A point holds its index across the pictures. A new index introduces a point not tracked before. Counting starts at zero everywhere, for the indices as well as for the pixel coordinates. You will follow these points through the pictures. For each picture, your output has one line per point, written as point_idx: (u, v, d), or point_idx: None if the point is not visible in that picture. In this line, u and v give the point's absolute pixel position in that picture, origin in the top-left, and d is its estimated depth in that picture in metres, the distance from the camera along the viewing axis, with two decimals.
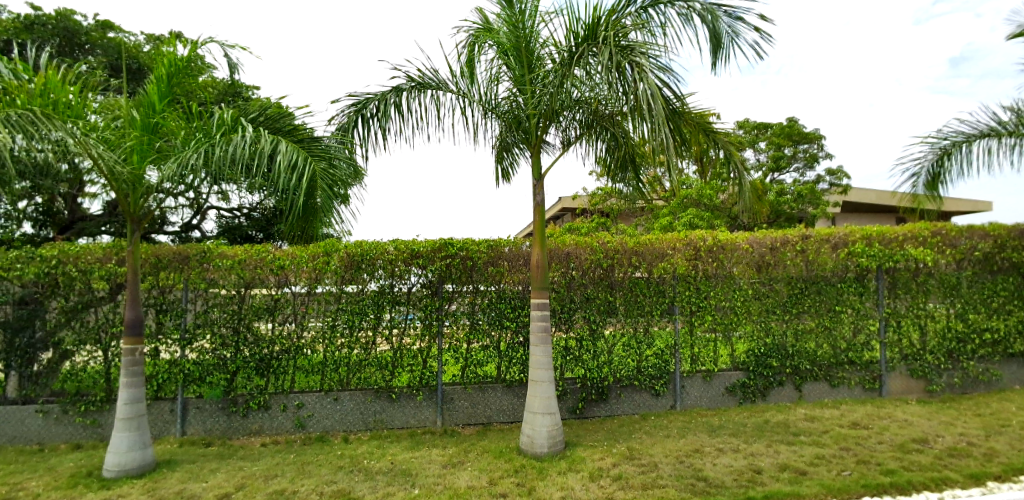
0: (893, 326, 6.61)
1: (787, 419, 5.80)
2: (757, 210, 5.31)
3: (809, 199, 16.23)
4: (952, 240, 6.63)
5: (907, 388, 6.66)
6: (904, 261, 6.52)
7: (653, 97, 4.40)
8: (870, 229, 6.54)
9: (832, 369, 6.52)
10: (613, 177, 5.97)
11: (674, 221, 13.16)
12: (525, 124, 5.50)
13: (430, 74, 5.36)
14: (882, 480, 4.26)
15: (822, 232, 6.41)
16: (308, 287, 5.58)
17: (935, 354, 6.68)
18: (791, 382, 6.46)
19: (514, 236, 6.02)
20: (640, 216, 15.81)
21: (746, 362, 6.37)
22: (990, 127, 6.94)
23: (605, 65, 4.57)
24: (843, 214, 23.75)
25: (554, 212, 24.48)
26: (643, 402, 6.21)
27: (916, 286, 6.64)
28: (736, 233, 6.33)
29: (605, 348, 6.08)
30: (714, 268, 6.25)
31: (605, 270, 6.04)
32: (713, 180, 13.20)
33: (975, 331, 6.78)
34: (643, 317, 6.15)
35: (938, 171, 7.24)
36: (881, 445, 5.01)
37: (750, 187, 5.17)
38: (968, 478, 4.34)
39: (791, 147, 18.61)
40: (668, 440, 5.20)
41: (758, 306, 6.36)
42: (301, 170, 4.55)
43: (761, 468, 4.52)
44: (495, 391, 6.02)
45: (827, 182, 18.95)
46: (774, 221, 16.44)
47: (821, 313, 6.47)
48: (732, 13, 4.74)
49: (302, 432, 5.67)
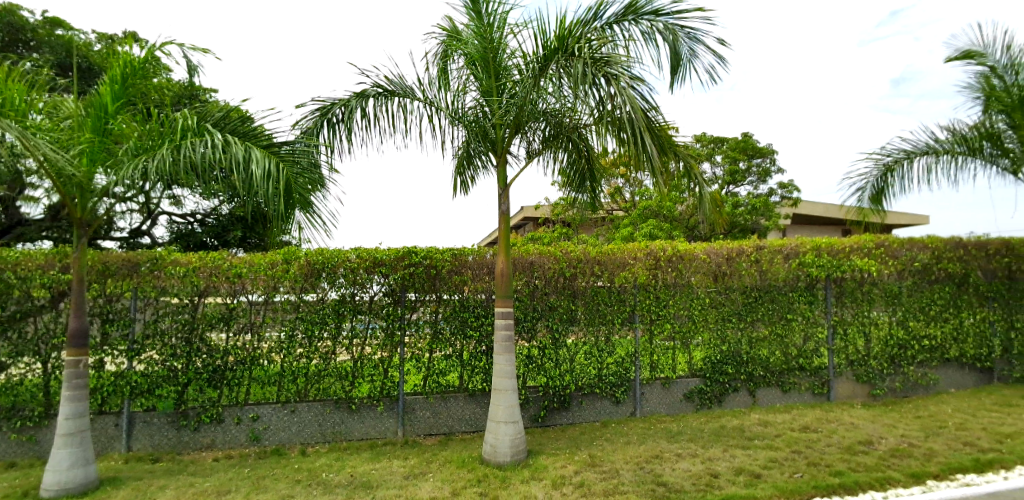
0: (840, 333, 6.91)
1: (741, 423, 5.97)
2: (714, 220, 5.52)
3: (762, 211, 16.81)
4: (893, 251, 7.00)
5: (852, 392, 6.95)
6: (850, 271, 6.84)
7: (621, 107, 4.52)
8: (819, 240, 6.84)
9: (783, 374, 6.75)
10: (573, 188, 6.12)
11: (634, 232, 13.48)
12: (491, 134, 5.55)
13: (397, 80, 5.35)
14: (831, 481, 4.44)
15: (775, 243, 6.68)
16: (265, 295, 5.44)
17: (878, 359, 6.99)
18: (745, 388, 6.66)
19: (478, 244, 6.04)
20: (601, 225, 16.06)
21: (703, 369, 6.53)
22: (927, 145, 7.22)
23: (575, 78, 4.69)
24: (793, 227, 24.67)
25: (517, 221, 24.68)
26: (603, 410, 6.28)
27: (861, 294, 6.97)
28: (694, 244, 6.52)
29: (567, 356, 6.13)
30: (674, 277, 6.41)
31: (567, 279, 6.11)
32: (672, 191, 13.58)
33: (915, 337, 7.13)
34: (604, 325, 6.24)
35: (881, 186, 7.63)
36: (830, 447, 5.22)
37: (709, 199, 5.36)
38: (909, 477, 4.57)
39: (745, 161, 19.24)
40: (628, 447, 5.28)
41: (714, 314, 6.54)
42: (276, 178, 4.49)
43: (717, 472, 4.65)
44: (457, 400, 5.99)
45: (779, 195, 19.64)
46: (728, 232, 17.02)
47: (774, 321, 6.71)
48: (692, 33, 4.93)
49: (257, 445, 5.49)
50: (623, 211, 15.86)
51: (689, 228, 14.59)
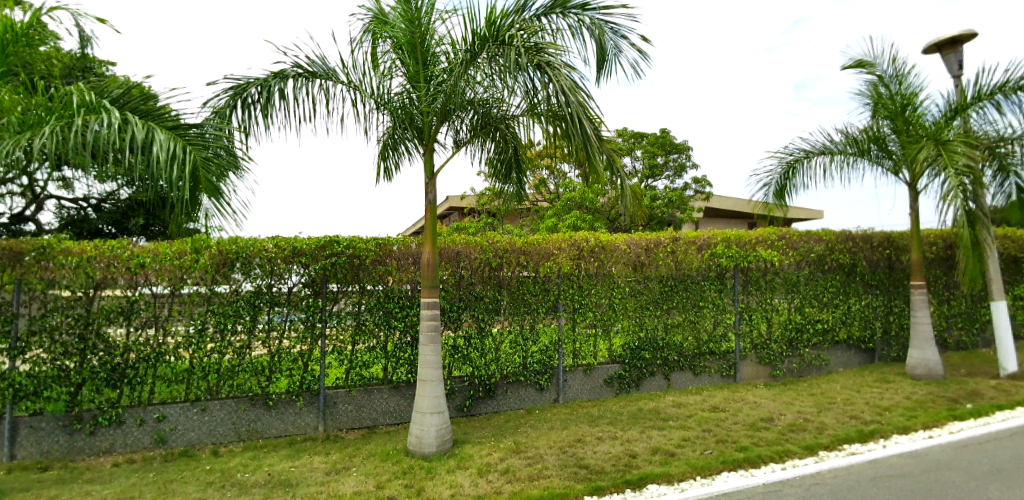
0: (746, 319, 7.42)
1: (657, 406, 6.28)
2: (634, 213, 5.73)
3: (678, 204, 17.69)
4: (793, 243, 7.59)
5: (756, 374, 7.50)
6: (756, 261, 7.35)
7: None
8: (729, 232, 7.29)
9: (695, 359, 7.17)
10: (499, 178, 6.15)
11: (558, 223, 13.77)
12: (418, 121, 5.46)
13: (319, 62, 5.13)
14: (737, 457, 4.78)
15: (689, 234, 7.06)
16: (171, 288, 5.08)
17: (779, 342, 7.57)
18: (661, 372, 7.01)
19: (402, 234, 5.95)
20: (526, 216, 16.27)
21: (622, 355, 6.80)
22: (824, 146, 7.85)
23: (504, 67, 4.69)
24: (706, 219, 26.15)
25: (444, 211, 24.52)
26: (527, 397, 6.41)
27: (765, 282, 7.52)
28: (615, 235, 6.76)
29: (492, 345, 6.19)
30: (596, 267, 6.62)
31: (493, 269, 6.15)
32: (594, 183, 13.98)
33: (810, 322, 7.78)
34: (529, 315, 6.35)
35: (784, 182, 8.22)
36: (736, 425, 5.62)
37: (630, 192, 5.55)
38: (804, 449, 5.01)
39: (664, 156, 20.13)
40: (552, 432, 5.42)
41: (633, 303, 6.83)
42: (182, 161, 4.18)
43: (635, 453, 4.88)
44: (381, 393, 5.90)
45: (694, 189, 20.72)
46: (647, 224, 17.76)
47: (687, 308, 7.10)
48: (616, 29, 5.05)
49: (163, 447, 5.15)
50: (548, 202, 16.23)
51: (611, 220, 15.10)
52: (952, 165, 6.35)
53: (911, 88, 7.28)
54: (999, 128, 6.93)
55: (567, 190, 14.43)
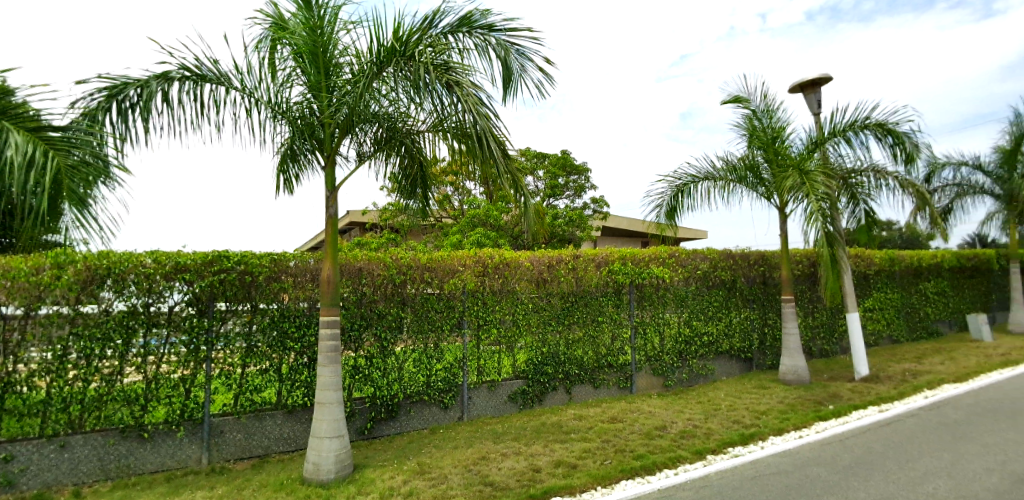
0: (641, 333, 7.85)
1: (559, 419, 6.45)
2: (537, 230, 5.89)
3: (578, 223, 18.47)
4: (681, 261, 8.18)
5: (650, 385, 7.93)
6: (649, 277, 7.83)
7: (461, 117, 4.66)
8: (625, 250, 7.71)
9: (595, 372, 7.45)
10: (404, 193, 6.09)
11: (462, 240, 13.89)
12: (319, 132, 5.28)
13: (210, 65, 4.82)
14: (634, 465, 5.01)
15: (588, 252, 7.38)
16: (25, 308, 4.49)
17: (670, 354, 8.07)
18: (562, 386, 7.21)
19: (300, 250, 5.70)
20: (430, 232, 16.19)
21: (526, 370, 6.92)
22: (708, 172, 8.56)
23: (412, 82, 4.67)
24: (604, 238, 27.44)
25: (345, 226, 23.72)
26: (431, 416, 6.33)
27: (657, 298, 8.01)
28: (519, 252, 6.91)
29: (396, 364, 6.04)
30: (500, 283, 6.71)
31: (397, 285, 6.04)
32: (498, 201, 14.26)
33: (698, 334, 8.37)
34: (433, 332, 6.29)
35: (674, 204, 8.85)
36: (632, 434, 5.89)
37: (533, 209, 5.71)
38: (694, 454, 5.36)
39: (564, 177, 20.95)
40: (457, 451, 5.37)
41: (536, 318, 6.98)
42: (40, 168, 3.79)
43: (539, 467, 4.95)
44: (274, 419, 5.55)
45: (593, 209, 21.73)
46: (549, 242, 18.31)
47: (587, 323, 7.38)
48: (521, 51, 5.22)
49: (9, 492, 4.48)
50: (452, 219, 16.35)
51: (514, 237, 15.43)
52: (814, 191, 7.19)
53: (780, 122, 8.12)
54: (850, 162, 7.96)
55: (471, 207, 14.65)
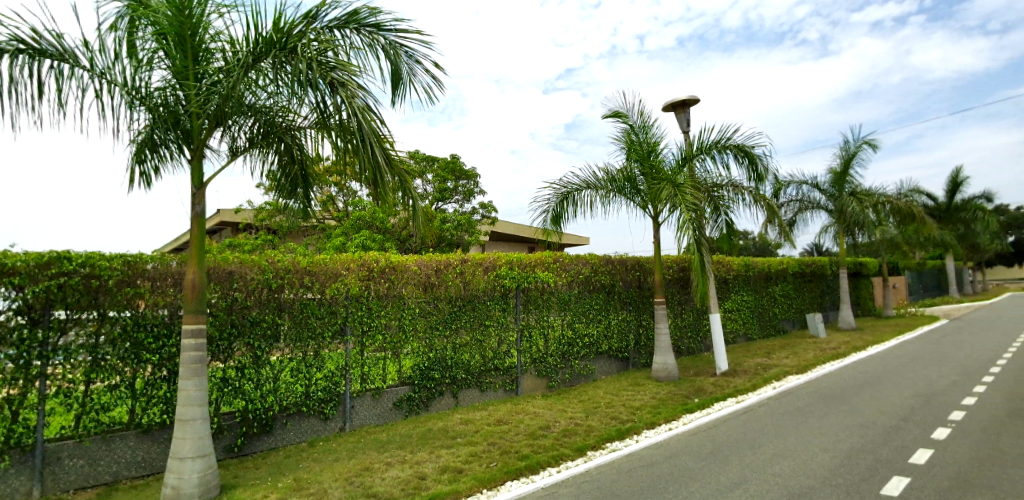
0: (526, 336, 8.06)
1: (446, 424, 6.42)
2: (425, 233, 5.81)
3: (467, 227, 18.65)
4: (565, 266, 8.55)
5: (534, 386, 8.17)
6: (534, 282, 8.08)
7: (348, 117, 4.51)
8: (511, 255, 7.90)
9: (481, 376, 7.53)
10: (282, 192, 5.73)
11: (346, 243, 13.52)
12: (185, 123, 4.83)
13: (49, 39, 4.21)
14: (519, 465, 5.12)
15: (476, 257, 7.45)
16: None
17: (554, 356, 8.37)
18: (449, 391, 7.19)
19: (160, 252, 5.15)
20: (311, 234, 15.45)
21: (412, 376, 6.81)
22: (590, 182, 9.03)
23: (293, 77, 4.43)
24: (492, 243, 27.89)
25: (215, 226, 21.86)
26: (310, 428, 6.02)
27: (542, 301, 8.29)
28: (406, 256, 6.79)
29: (271, 375, 5.66)
30: (386, 288, 6.55)
31: (273, 291, 5.67)
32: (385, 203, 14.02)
33: (579, 336, 8.78)
34: (313, 340, 5.97)
35: (559, 212, 9.22)
36: (517, 435, 6.03)
37: (422, 212, 5.63)
38: (575, 451, 5.60)
39: (453, 181, 21.00)
40: (338, 464, 5.15)
41: (423, 323, 6.90)
42: None
43: (425, 474, 4.89)
44: (125, 440, 4.95)
45: (482, 214, 22.01)
46: (438, 245, 18.24)
47: (474, 328, 7.43)
48: (411, 53, 5.15)
49: None
50: (336, 220, 15.73)
51: (401, 241, 15.18)
52: (687, 201, 7.90)
53: (655, 137, 8.78)
54: (714, 177, 8.81)
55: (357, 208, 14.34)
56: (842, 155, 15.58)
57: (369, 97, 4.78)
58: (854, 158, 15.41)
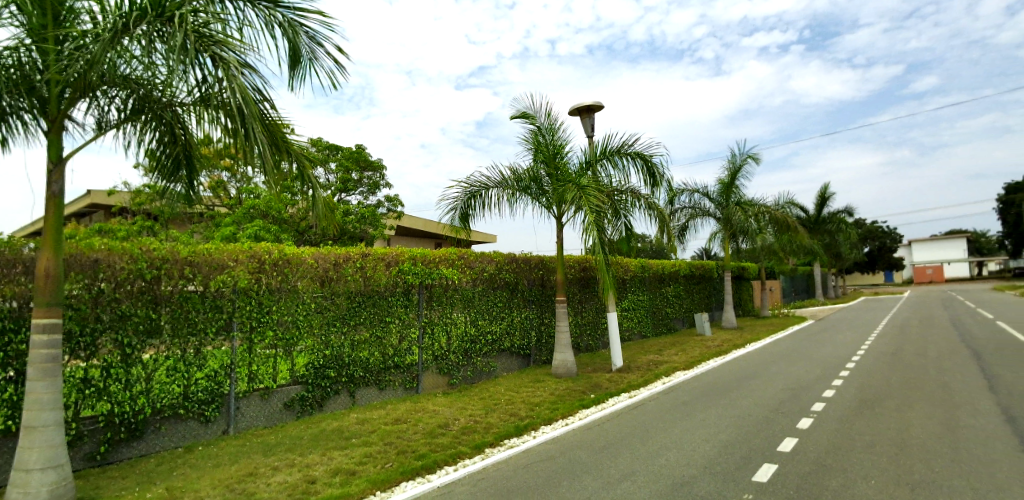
0: (429, 332, 7.94)
1: (340, 425, 6.15)
2: (328, 224, 5.57)
3: (370, 220, 18.47)
4: (469, 263, 8.55)
5: (436, 384, 8.07)
6: (438, 278, 7.99)
7: (238, 98, 4.19)
8: (415, 250, 7.75)
9: (381, 374, 7.31)
10: (162, 175, 5.23)
11: (237, 233, 13.13)
12: (41, 90, 4.25)
13: None
14: (416, 465, 5.01)
15: (378, 251, 7.23)
16: None
17: (456, 353, 8.31)
18: (346, 389, 6.91)
19: (9, 235, 4.50)
20: (197, 222, 14.33)
21: (305, 375, 6.45)
22: (498, 180, 9.05)
23: (175, 48, 4.01)
24: (397, 237, 27.64)
25: (82, 209, 19.59)
26: (188, 432, 5.51)
27: (445, 298, 8.20)
28: (302, 248, 6.44)
29: (142, 375, 5.10)
30: (279, 281, 6.17)
31: (148, 283, 5.13)
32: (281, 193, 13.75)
33: (482, 334, 8.78)
34: (194, 337, 5.48)
35: (466, 209, 9.16)
36: (415, 434, 5.91)
37: (322, 203, 5.38)
38: (473, 448, 5.57)
39: (358, 172, 20.29)
40: (217, 470, 4.74)
41: (318, 319, 6.56)
42: None
43: (315, 477, 4.64)
44: None
45: (388, 207, 21.54)
46: (339, 238, 17.58)
47: (374, 324, 7.19)
48: (312, 34, 4.87)
49: None
50: (226, 208, 14.65)
51: (299, 233, 14.43)
52: (592, 202, 8.20)
53: (561, 140, 9.00)
54: (615, 182, 9.19)
55: (250, 196, 14.03)
56: (730, 168, 16.87)
57: (259, 77, 4.43)
58: (740, 171, 16.76)
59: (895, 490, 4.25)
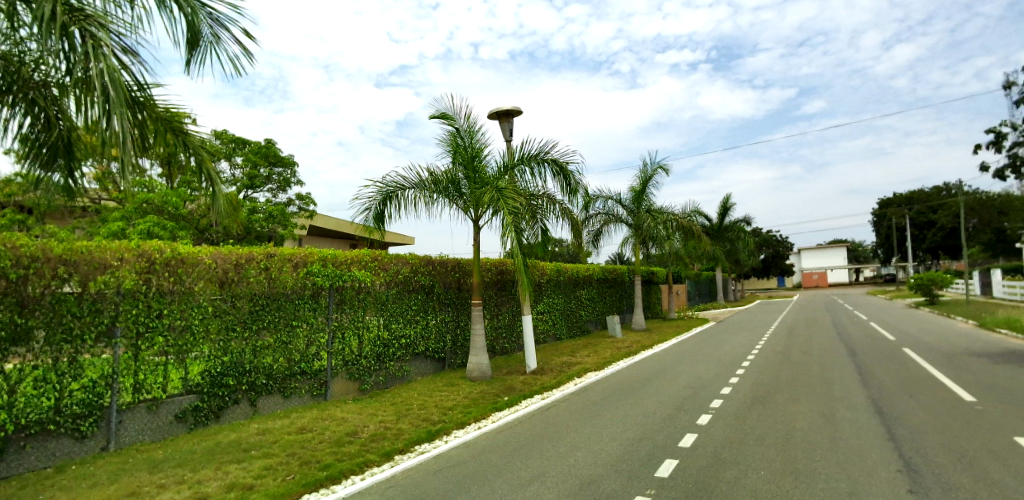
0: (339, 337, 7.65)
1: (238, 436, 5.76)
2: (230, 224, 5.23)
3: (279, 219, 17.79)
4: (383, 265, 8.36)
5: (346, 390, 7.80)
6: (349, 280, 7.74)
7: (106, 78, 3.80)
8: (326, 251, 7.47)
9: (285, 381, 6.95)
10: (33, 163, 4.64)
11: (127, 228, 12.47)
12: None
13: None
14: (320, 476, 4.79)
15: (285, 251, 6.90)
16: None
17: (368, 358, 8.06)
18: (246, 398, 6.50)
19: None
20: (77, 217, 13.04)
21: (200, 384, 6.00)
22: (415, 181, 8.90)
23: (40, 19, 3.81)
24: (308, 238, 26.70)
25: None
26: (59, 451, 4.93)
27: (357, 301, 7.94)
28: (199, 247, 6.02)
29: (3, 387, 4.47)
30: (172, 283, 5.71)
31: (12, 283, 4.53)
32: (180, 189, 13.21)
33: (395, 338, 8.58)
34: (69, 344, 4.93)
35: (382, 210, 8.93)
36: (321, 443, 5.66)
37: (224, 200, 5.00)
38: (382, 456, 5.41)
39: (267, 168, 19.26)
40: (91, 491, 4.28)
41: (216, 324, 6.13)
42: None
43: (206, 494, 4.30)
44: None
45: (299, 206, 20.66)
46: (244, 238, 16.61)
47: (279, 329, 6.82)
48: (216, 16, 4.57)
49: None
50: (113, 202, 13.44)
51: (198, 232, 14.01)
52: (510, 205, 8.29)
53: (480, 142, 9.02)
54: (532, 186, 9.33)
55: (142, 191, 13.31)
56: (641, 176, 17.68)
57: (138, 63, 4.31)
58: (651, 180, 17.59)
59: (780, 479, 4.59)
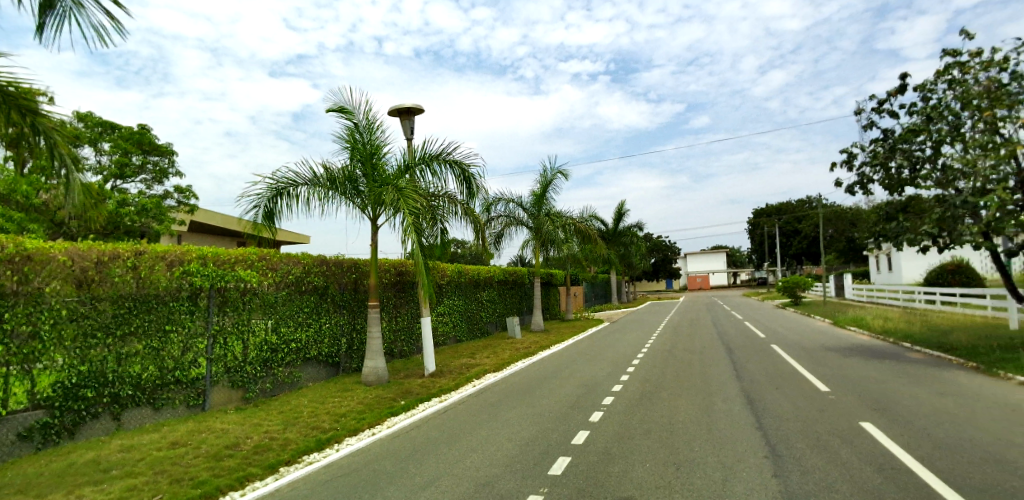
0: (220, 342, 7.10)
1: (97, 455, 5.16)
2: (92, 217, 4.67)
3: (154, 213, 16.23)
4: (272, 264, 7.90)
5: (228, 399, 7.27)
6: (233, 281, 7.23)
7: None
8: (206, 249, 6.92)
9: (156, 391, 6.33)
10: None
11: None
12: None
13: None
14: (193, 494, 4.40)
15: (157, 248, 6.31)
16: None
17: (253, 365, 7.56)
18: (107, 412, 5.82)
19: None
20: None
21: (51, 397, 5.27)
22: (310, 178, 8.50)
23: None
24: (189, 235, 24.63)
25: None
26: None
27: (241, 304, 7.42)
28: (49, 243, 5.32)
29: None
30: (16, 282, 4.87)
31: None
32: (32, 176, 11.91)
33: (284, 342, 8.11)
34: None
35: (271, 207, 8.43)
36: (196, 458, 5.21)
37: (81, 190, 4.44)
38: (265, 469, 5.09)
39: (139, 155, 17.45)
40: None
41: (72, 329, 5.43)
42: None
43: None
44: None
45: (178, 199, 18.94)
46: (109, 233, 14.93)
47: (149, 334, 6.21)
48: None
49: None
50: None
51: (55, 225, 12.59)
52: (411, 205, 8.16)
53: (379, 140, 8.80)
54: (433, 187, 9.26)
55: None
56: (542, 181, 18.17)
57: None
58: (551, 184, 18.13)
59: (664, 471, 4.90)
